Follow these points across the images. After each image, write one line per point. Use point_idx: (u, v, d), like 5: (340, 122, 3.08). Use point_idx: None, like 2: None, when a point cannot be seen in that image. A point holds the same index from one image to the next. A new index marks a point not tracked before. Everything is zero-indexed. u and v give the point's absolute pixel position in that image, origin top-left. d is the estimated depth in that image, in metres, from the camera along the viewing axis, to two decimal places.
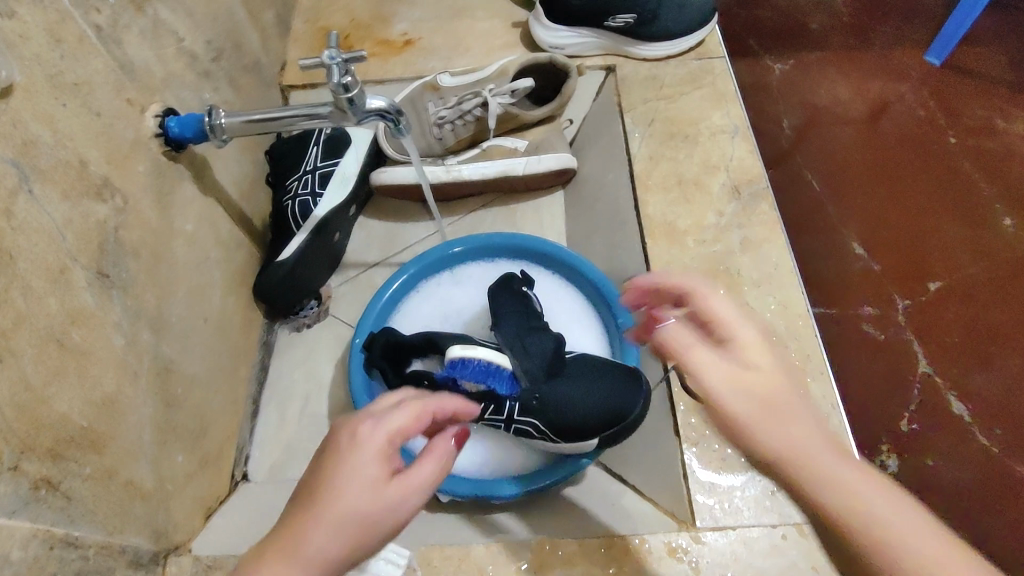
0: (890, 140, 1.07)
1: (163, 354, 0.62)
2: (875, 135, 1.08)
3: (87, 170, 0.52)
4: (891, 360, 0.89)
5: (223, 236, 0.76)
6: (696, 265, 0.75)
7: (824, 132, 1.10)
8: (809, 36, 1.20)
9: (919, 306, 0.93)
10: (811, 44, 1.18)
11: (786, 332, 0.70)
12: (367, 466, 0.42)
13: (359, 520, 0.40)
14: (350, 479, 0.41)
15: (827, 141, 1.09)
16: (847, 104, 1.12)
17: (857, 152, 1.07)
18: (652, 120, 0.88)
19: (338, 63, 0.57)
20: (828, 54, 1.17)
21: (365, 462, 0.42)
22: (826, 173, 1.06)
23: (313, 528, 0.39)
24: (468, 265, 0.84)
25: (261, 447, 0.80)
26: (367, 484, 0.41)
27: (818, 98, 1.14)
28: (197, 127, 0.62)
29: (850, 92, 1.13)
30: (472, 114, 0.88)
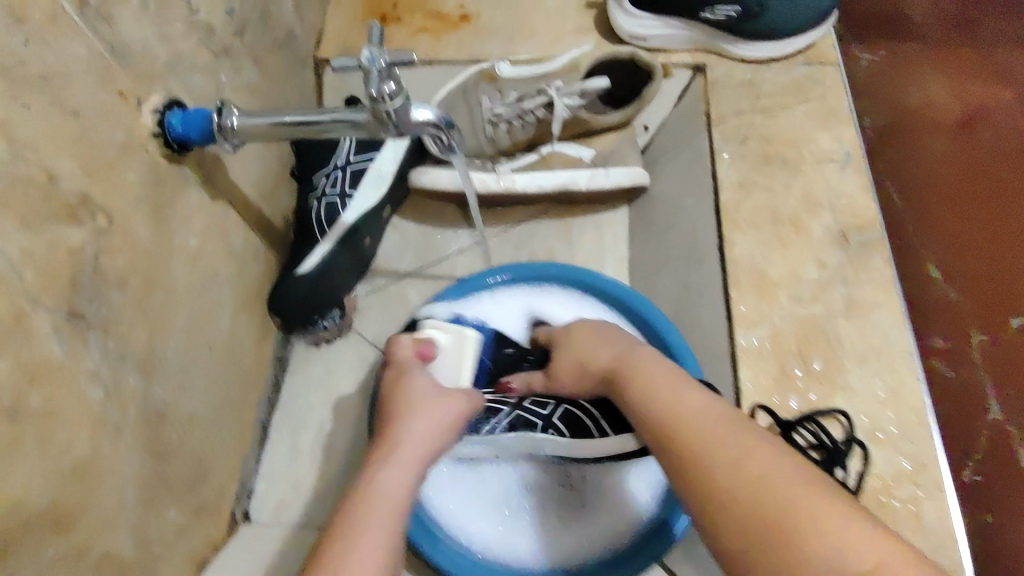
0: (991, 151, 0.80)
1: (153, 396, 0.52)
2: (971, 146, 0.81)
3: (57, 187, 0.42)
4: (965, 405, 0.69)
5: (236, 245, 0.65)
6: (790, 329, 0.62)
7: (911, 137, 0.85)
8: (909, 24, 0.92)
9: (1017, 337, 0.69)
10: (902, 33, 0.92)
11: (895, 429, 0.58)
12: (421, 386, 0.54)
13: (433, 422, 0.51)
14: (413, 399, 0.53)
15: (914, 147, 0.84)
16: (942, 106, 0.85)
17: (949, 167, 0.82)
18: (746, 137, 0.74)
19: (380, 67, 0.46)
20: (928, 45, 0.90)
21: (420, 383, 0.54)
22: (904, 180, 0.82)
23: (397, 444, 0.49)
24: (514, 289, 0.73)
25: (266, 482, 0.70)
26: (431, 398, 0.53)
27: (910, 98, 0.88)
28: (205, 127, 0.51)
29: (948, 94, 0.85)
30: (533, 115, 0.75)
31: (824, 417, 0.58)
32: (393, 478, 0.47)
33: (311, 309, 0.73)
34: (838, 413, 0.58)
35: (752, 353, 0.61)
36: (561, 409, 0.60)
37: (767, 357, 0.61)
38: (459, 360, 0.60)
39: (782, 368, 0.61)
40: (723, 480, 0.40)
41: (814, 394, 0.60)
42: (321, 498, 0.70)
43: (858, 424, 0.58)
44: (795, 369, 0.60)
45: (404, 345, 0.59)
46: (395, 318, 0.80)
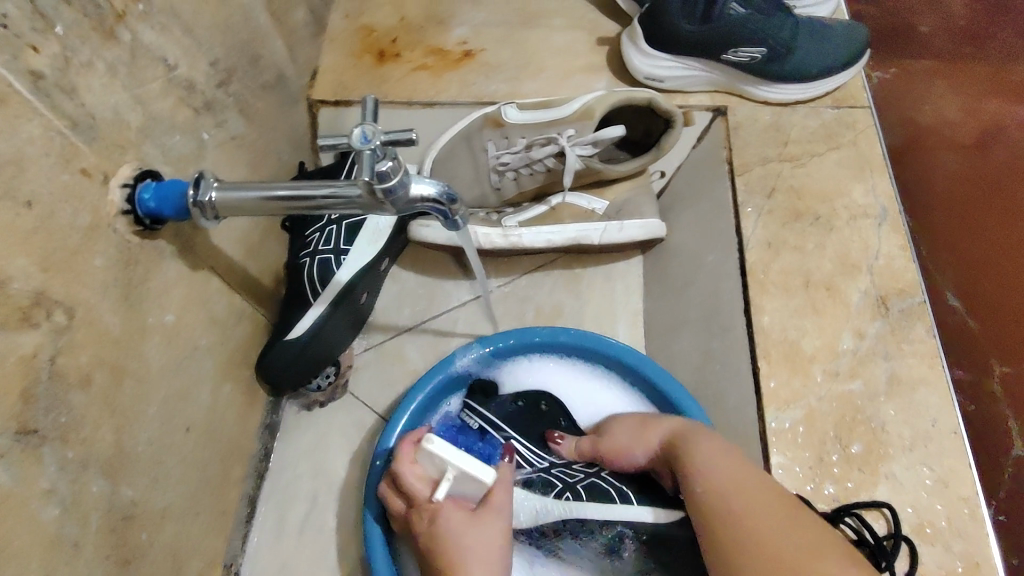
0: (1004, 167, 0.82)
1: (122, 498, 0.47)
2: (989, 166, 0.83)
3: (5, 290, 0.36)
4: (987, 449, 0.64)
5: (220, 313, 0.59)
6: (826, 408, 0.57)
7: (924, 154, 0.83)
8: (912, 37, 0.93)
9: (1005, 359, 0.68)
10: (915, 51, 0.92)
11: (947, 524, 0.52)
12: (451, 524, 0.46)
13: (484, 555, 0.45)
14: (454, 542, 0.46)
15: (926, 163, 0.83)
16: (955, 125, 0.86)
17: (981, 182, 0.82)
18: (773, 188, 0.68)
19: (374, 147, 0.41)
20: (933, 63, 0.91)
21: (453, 521, 0.46)
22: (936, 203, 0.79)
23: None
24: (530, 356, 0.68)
25: (252, 564, 0.65)
26: (469, 535, 0.46)
27: (921, 114, 0.87)
28: (179, 203, 0.46)
29: (960, 112, 0.87)
30: (542, 164, 0.70)
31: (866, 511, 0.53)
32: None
33: (303, 373, 0.68)
34: (881, 506, 0.52)
35: (784, 437, 0.56)
36: (586, 482, 0.56)
37: (802, 442, 0.55)
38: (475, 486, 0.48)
39: (818, 453, 0.55)
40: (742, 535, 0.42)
41: (853, 483, 0.54)
42: None
43: (902, 515, 0.52)
44: (833, 455, 0.55)
45: (409, 478, 0.49)
46: (391, 380, 0.75)
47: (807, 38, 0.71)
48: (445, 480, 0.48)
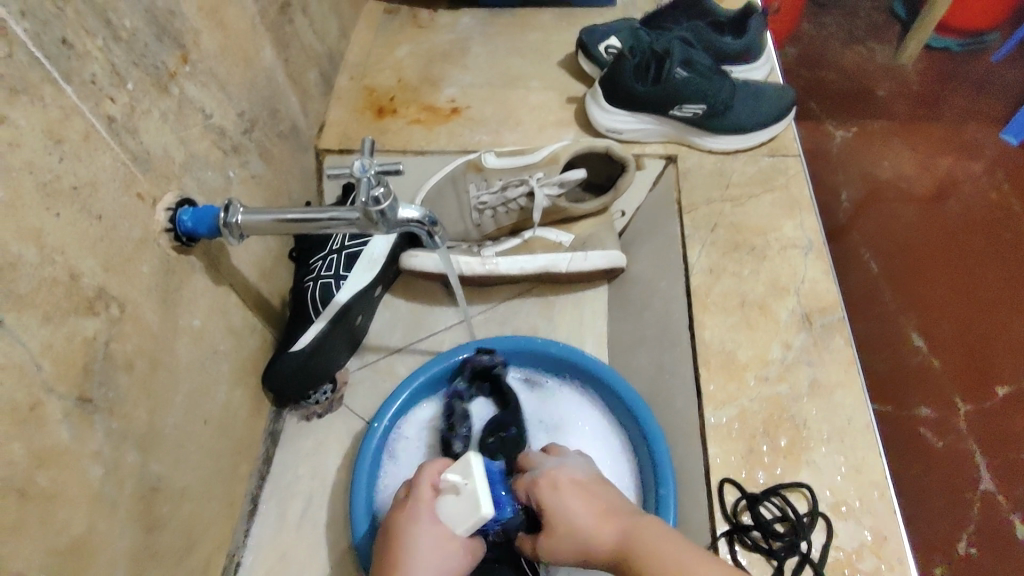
0: (956, 221, 1.02)
1: (151, 471, 0.55)
2: (940, 216, 1.03)
3: (77, 285, 0.46)
4: (950, 472, 0.80)
5: (236, 324, 0.69)
6: (757, 407, 0.66)
7: (885, 208, 1.03)
8: (873, 103, 1.13)
9: (947, 376, 0.88)
10: (874, 113, 1.12)
11: (859, 505, 0.60)
12: (418, 531, 0.49)
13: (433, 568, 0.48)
14: (416, 540, 0.49)
15: (888, 217, 1.01)
16: (912, 180, 1.06)
17: (921, 232, 1.01)
18: (715, 225, 0.79)
19: (370, 176, 0.52)
20: (896, 124, 1.11)
21: (424, 527, 0.50)
22: (886, 254, 0.96)
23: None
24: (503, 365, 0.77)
25: (254, 553, 0.73)
26: (431, 542, 0.49)
27: (878, 169, 1.07)
28: (212, 223, 0.56)
29: (916, 168, 1.07)
30: (516, 203, 0.81)
31: (788, 490, 0.61)
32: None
33: (304, 384, 0.77)
34: (802, 487, 0.61)
35: (721, 431, 0.64)
36: None
37: (736, 435, 0.64)
38: (466, 518, 0.49)
39: (749, 444, 0.64)
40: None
41: (779, 469, 0.62)
42: (307, 570, 0.72)
43: (819, 496, 0.60)
44: (762, 446, 0.63)
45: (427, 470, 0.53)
46: (383, 391, 0.84)
47: (743, 100, 0.84)
48: (457, 497, 0.50)
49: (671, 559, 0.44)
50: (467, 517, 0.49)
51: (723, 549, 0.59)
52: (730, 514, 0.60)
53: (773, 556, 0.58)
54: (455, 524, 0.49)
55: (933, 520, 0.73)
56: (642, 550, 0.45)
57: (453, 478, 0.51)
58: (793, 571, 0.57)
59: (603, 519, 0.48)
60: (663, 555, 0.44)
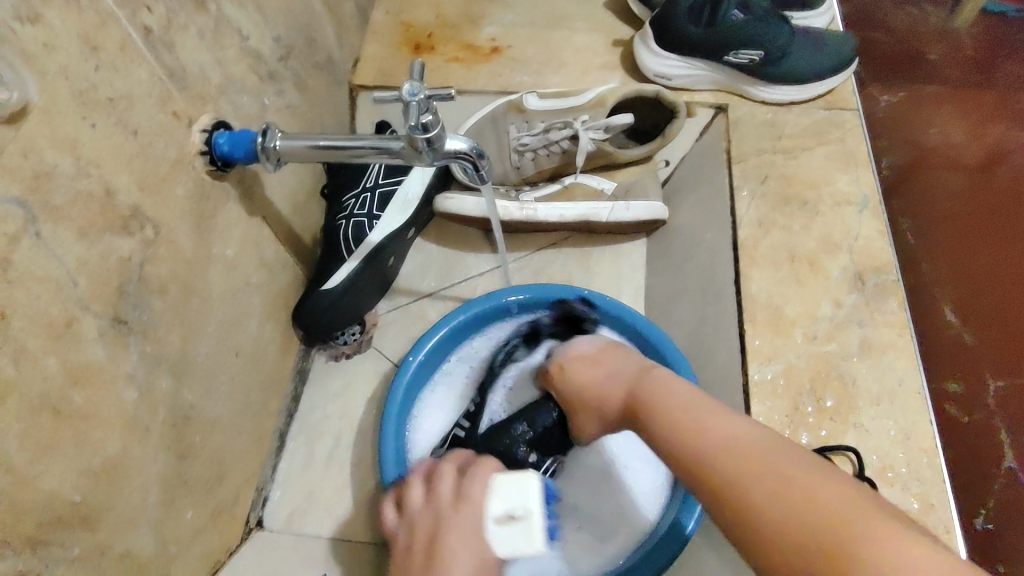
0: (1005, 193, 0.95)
1: (182, 400, 0.54)
2: (988, 186, 0.96)
3: (113, 200, 0.44)
4: (984, 449, 0.75)
5: (268, 257, 0.67)
6: (804, 365, 0.63)
7: (931, 174, 0.95)
8: (927, 66, 1.06)
9: (988, 352, 0.82)
10: (926, 76, 1.05)
11: (908, 471, 0.58)
12: (458, 543, 0.44)
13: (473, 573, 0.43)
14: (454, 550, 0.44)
15: (936, 184, 0.95)
16: (960, 147, 0.99)
17: (966, 202, 0.95)
18: (766, 176, 0.75)
19: (419, 100, 0.49)
20: (948, 89, 1.04)
21: (467, 540, 0.45)
22: (930, 221, 0.89)
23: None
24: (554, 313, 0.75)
25: (282, 489, 0.73)
26: (466, 544, 0.44)
27: (927, 135, 1.00)
28: (249, 147, 0.53)
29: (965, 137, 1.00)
30: (559, 145, 0.77)
31: (834, 453, 0.59)
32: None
33: (335, 323, 0.75)
34: (848, 450, 0.59)
35: (766, 388, 0.62)
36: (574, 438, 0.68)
37: (781, 393, 0.62)
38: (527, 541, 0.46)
39: (794, 403, 0.62)
40: (745, 476, 0.36)
41: (826, 430, 0.60)
42: (334, 508, 0.72)
43: (867, 460, 0.58)
44: (808, 406, 0.61)
45: (476, 487, 0.48)
46: (414, 336, 0.82)
47: (802, 44, 0.79)
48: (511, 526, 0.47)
49: (695, 424, 0.40)
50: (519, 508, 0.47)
51: None
52: None
53: None
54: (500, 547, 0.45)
55: (970, 498, 0.67)
56: (719, 433, 0.39)
57: (509, 507, 0.47)
58: None
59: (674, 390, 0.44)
60: (745, 444, 0.37)
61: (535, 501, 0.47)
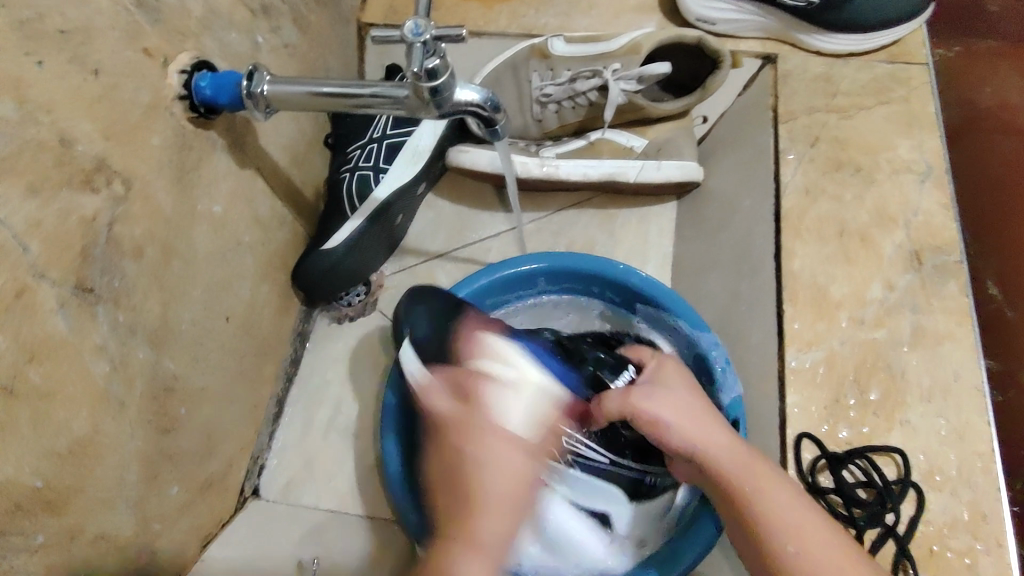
0: None
1: (163, 370, 0.50)
2: None
3: (73, 151, 0.39)
4: None
5: (262, 214, 0.62)
6: (848, 353, 0.57)
7: (981, 138, 0.78)
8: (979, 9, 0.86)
9: None
10: (981, 21, 0.85)
11: (957, 475, 0.53)
12: (480, 454, 0.43)
13: (510, 476, 0.43)
14: (493, 459, 0.43)
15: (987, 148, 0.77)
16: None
17: None
18: (816, 137, 0.67)
19: (425, 41, 0.42)
20: (1007, 44, 0.83)
21: (494, 441, 0.44)
22: (977, 196, 0.74)
23: (447, 565, 0.39)
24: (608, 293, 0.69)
25: (278, 457, 0.70)
26: (490, 436, 0.45)
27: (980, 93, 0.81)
28: (233, 93, 0.47)
29: None
30: (585, 97, 0.70)
31: (878, 455, 0.54)
32: (465, 562, 0.39)
33: (338, 285, 0.70)
34: (895, 452, 0.53)
35: (804, 376, 0.57)
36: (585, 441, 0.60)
37: (819, 382, 0.56)
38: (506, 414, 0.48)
39: (835, 394, 0.56)
40: None
41: (868, 427, 0.55)
42: (333, 478, 0.69)
43: (912, 462, 0.53)
44: (850, 399, 0.56)
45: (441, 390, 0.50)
46: None
47: None
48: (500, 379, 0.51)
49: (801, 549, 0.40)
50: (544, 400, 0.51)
51: None
52: (806, 472, 0.54)
53: (852, 526, 0.52)
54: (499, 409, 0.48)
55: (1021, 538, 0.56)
56: (765, 495, 0.42)
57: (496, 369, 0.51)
58: (872, 544, 0.51)
59: (727, 436, 0.46)
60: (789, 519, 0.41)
61: (506, 352, 0.53)
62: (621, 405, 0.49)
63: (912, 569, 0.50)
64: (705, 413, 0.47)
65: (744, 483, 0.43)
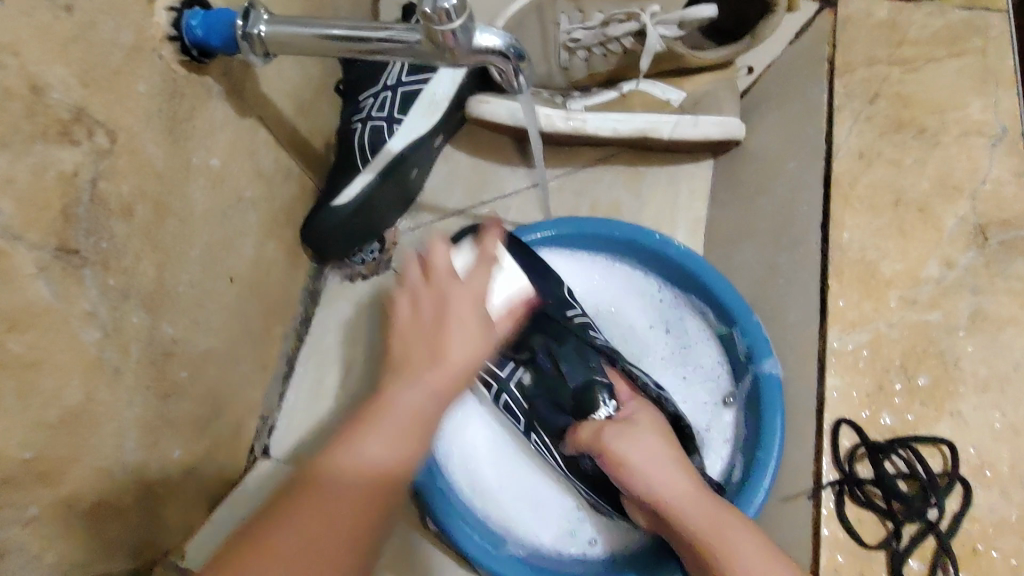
0: None
1: (162, 334, 0.47)
2: None
3: (45, 100, 0.35)
4: None
5: (267, 168, 0.58)
6: (896, 336, 0.52)
7: None
8: None
9: None
10: None
11: (1008, 473, 0.48)
12: (414, 332, 0.42)
13: (473, 350, 0.42)
14: (439, 339, 0.41)
15: None
16: None
17: None
18: (876, 94, 0.60)
19: None
20: None
21: (463, 317, 0.42)
22: None
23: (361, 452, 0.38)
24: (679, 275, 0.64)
25: (287, 418, 0.67)
26: (459, 294, 0.43)
27: None
28: (227, 34, 0.43)
29: None
30: (619, 43, 0.64)
31: (923, 445, 0.49)
32: (374, 446, 0.38)
33: (348, 243, 0.67)
34: (942, 444, 0.49)
35: (845, 360, 0.52)
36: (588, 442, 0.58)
37: (862, 369, 0.52)
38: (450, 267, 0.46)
39: (879, 381, 0.51)
40: None
41: (912, 416, 0.50)
42: None
43: (961, 456, 0.49)
44: (895, 385, 0.51)
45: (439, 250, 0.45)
46: None
47: None
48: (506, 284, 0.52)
49: None
50: (518, 288, 0.53)
51: (828, 501, 0.49)
52: (843, 462, 0.50)
53: (890, 520, 0.48)
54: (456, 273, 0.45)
55: None
56: (719, 530, 0.45)
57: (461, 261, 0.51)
58: (911, 540, 0.47)
59: (690, 482, 0.48)
60: (731, 540, 0.44)
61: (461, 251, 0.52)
62: (592, 440, 0.51)
63: (952, 567, 0.47)
64: (672, 456, 0.49)
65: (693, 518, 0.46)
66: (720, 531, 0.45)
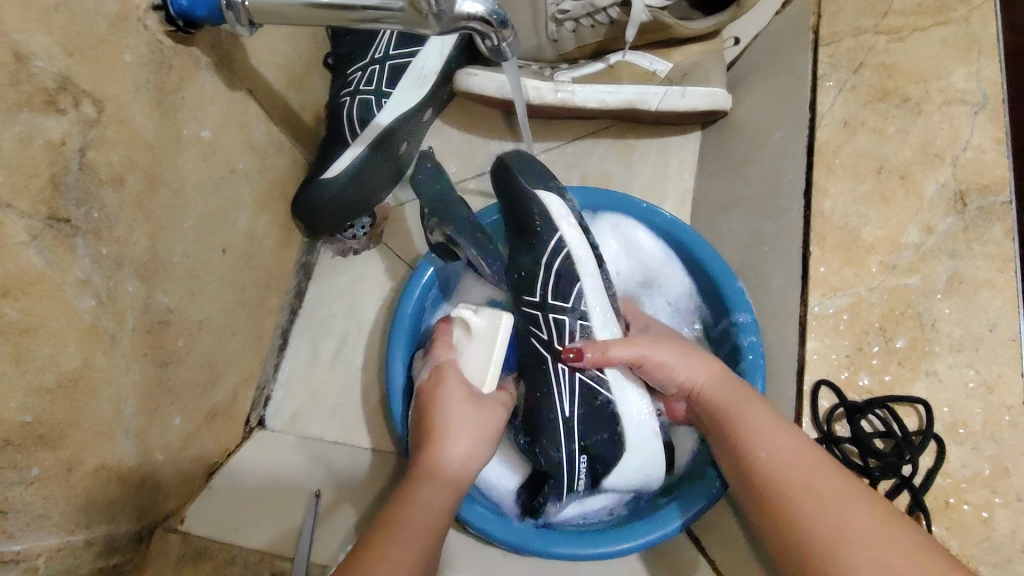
0: None
1: (156, 303, 0.48)
2: None
3: (31, 69, 0.35)
4: None
5: (258, 141, 0.59)
6: (876, 300, 0.54)
7: None
8: None
9: None
10: None
11: (981, 431, 0.50)
12: (456, 400, 0.52)
13: (457, 403, 0.52)
14: (451, 423, 0.50)
15: None
16: None
17: None
18: (861, 63, 0.61)
19: None
20: None
21: (450, 382, 0.54)
22: None
23: (442, 453, 0.48)
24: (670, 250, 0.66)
25: (284, 389, 0.69)
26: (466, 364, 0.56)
27: None
28: (212, 4, 0.43)
29: None
30: (607, 14, 0.64)
31: (901, 405, 0.51)
32: (433, 491, 0.46)
33: (342, 218, 0.67)
34: (919, 403, 0.50)
35: (826, 323, 0.54)
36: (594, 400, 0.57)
37: (842, 331, 0.53)
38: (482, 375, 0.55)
39: (858, 343, 0.53)
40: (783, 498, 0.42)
41: (890, 376, 0.52)
42: (338, 412, 0.68)
43: (935, 414, 0.50)
44: (874, 347, 0.53)
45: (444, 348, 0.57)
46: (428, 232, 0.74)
47: None
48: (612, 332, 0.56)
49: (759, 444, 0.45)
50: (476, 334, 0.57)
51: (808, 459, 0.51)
52: (823, 421, 0.52)
53: (866, 475, 0.50)
54: (468, 359, 0.56)
55: None
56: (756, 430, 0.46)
57: (471, 319, 0.57)
58: (884, 495, 0.50)
59: (693, 375, 0.52)
60: (790, 472, 0.43)
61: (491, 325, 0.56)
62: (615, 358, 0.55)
63: (926, 519, 0.48)
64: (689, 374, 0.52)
65: (756, 436, 0.46)
66: (799, 492, 0.41)
